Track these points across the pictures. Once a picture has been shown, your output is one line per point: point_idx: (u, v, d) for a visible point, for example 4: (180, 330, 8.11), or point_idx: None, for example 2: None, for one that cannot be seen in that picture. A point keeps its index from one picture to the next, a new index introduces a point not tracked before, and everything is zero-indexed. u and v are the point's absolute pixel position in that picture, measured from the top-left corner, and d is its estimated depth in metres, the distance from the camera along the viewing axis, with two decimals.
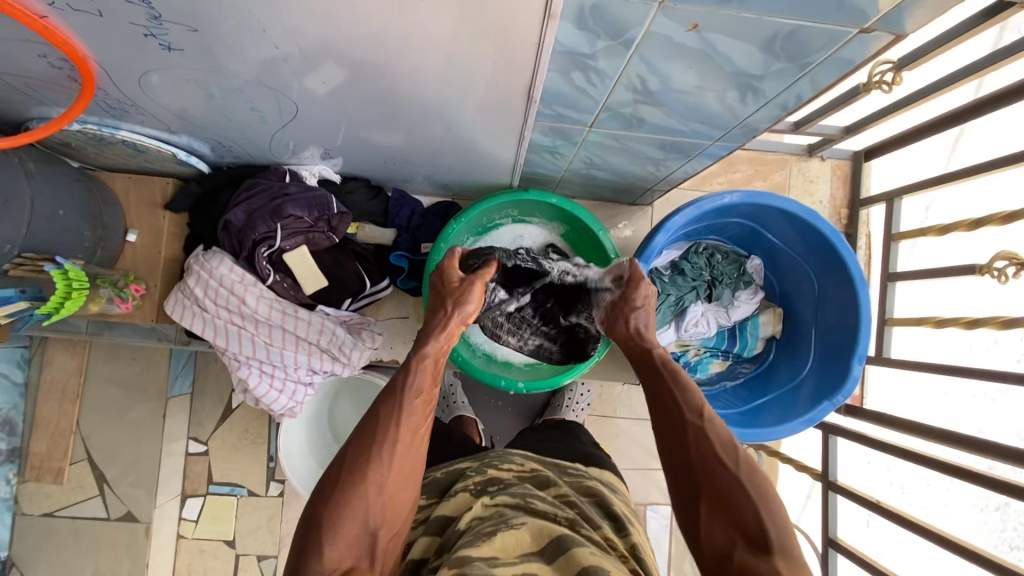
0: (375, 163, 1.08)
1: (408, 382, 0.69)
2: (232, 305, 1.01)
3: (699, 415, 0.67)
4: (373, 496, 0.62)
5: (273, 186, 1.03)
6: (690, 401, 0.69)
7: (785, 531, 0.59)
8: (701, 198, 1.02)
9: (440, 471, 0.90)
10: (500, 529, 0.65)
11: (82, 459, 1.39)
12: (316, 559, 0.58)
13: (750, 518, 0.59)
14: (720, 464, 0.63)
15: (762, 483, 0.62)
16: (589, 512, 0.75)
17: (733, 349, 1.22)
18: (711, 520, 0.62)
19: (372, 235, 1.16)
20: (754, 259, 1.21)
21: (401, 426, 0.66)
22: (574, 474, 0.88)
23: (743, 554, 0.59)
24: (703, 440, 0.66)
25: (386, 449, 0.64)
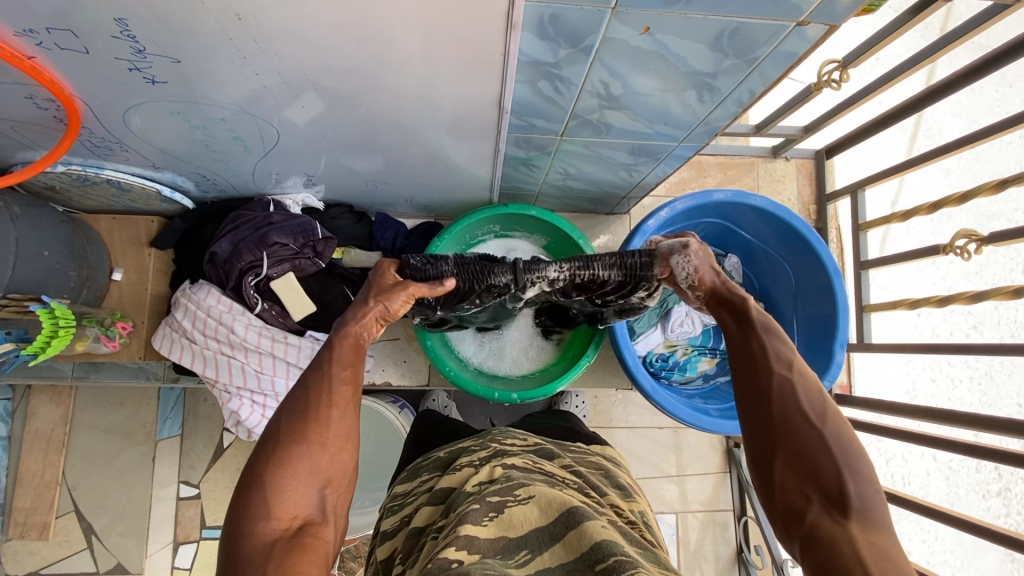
0: (357, 188, 1.11)
1: (333, 355, 0.66)
2: (221, 334, 1.02)
3: (788, 366, 0.60)
4: (317, 454, 0.59)
5: (257, 217, 1.06)
6: (769, 352, 0.62)
7: (872, 497, 0.52)
8: (673, 199, 1.06)
9: (441, 451, 0.96)
10: (508, 504, 0.67)
11: (69, 511, 1.35)
12: (260, 523, 0.54)
13: (830, 474, 0.53)
14: (806, 417, 0.57)
15: (849, 441, 0.55)
16: (593, 479, 0.84)
17: (720, 346, 1.24)
18: (786, 470, 0.55)
19: (358, 258, 1.17)
20: (732, 258, 1.24)
21: (335, 382, 0.63)
22: (581, 450, 0.99)
23: (817, 513, 0.52)
24: (787, 390, 0.59)
25: (324, 411, 0.61)
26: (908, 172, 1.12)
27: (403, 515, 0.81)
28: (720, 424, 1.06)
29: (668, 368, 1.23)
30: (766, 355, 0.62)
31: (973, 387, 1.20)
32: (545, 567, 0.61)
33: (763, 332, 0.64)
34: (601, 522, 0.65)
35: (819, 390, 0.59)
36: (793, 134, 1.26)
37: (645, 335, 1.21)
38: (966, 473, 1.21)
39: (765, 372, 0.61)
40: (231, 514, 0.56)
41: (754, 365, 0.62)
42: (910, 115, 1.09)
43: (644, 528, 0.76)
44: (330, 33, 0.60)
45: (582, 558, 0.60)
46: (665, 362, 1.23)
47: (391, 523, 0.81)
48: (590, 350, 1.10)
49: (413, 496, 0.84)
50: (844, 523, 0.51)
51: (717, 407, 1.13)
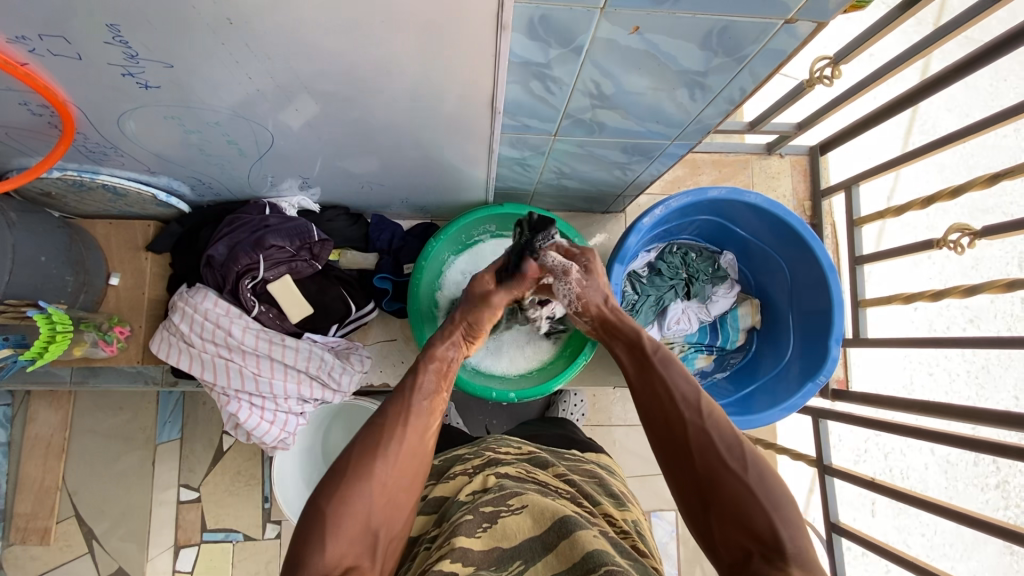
0: (353, 190, 1.11)
1: (417, 385, 0.78)
2: (219, 338, 1.02)
3: (699, 414, 0.72)
4: (377, 497, 0.66)
5: (253, 220, 1.06)
6: (685, 405, 0.73)
7: (799, 535, 0.61)
8: (668, 197, 1.06)
9: (438, 458, 0.98)
10: (502, 514, 0.69)
11: (70, 516, 1.35)
12: (319, 554, 0.60)
13: (763, 524, 0.62)
14: (725, 465, 0.67)
15: (770, 484, 0.65)
16: (586, 488, 0.85)
17: (716, 342, 1.24)
18: (722, 524, 0.64)
19: (354, 261, 1.18)
20: (727, 255, 1.25)
21: (408, 427, 0.73)
22: (574, 458, 1.00)
23: (759, 564, 0.60)
24: (704, 439, 0.70)
25: (390, 448, 0.69)
26: (902, 167, 1.13)
27: None
28: None
29: None
30: (684, 413, 0.73)
31: (971, 381, 1.21)
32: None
33: (664, 375, 0.78)
34: (593, 531, 0.65)
35: (729, 433, 0.70)
36: (787, 130, 1.26)
37: None
38: (963, 466, 1.22)
39: (687, 432, 0.71)
40: (292, 543, 0.62)
41: (679, 426, 0.72)
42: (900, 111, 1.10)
43: (637, 538, 0.76)
44: (321, 36, 0.60)
45: (574, 565, 0.60)
46: None
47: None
48: (587, 349, 1.10)
49: None
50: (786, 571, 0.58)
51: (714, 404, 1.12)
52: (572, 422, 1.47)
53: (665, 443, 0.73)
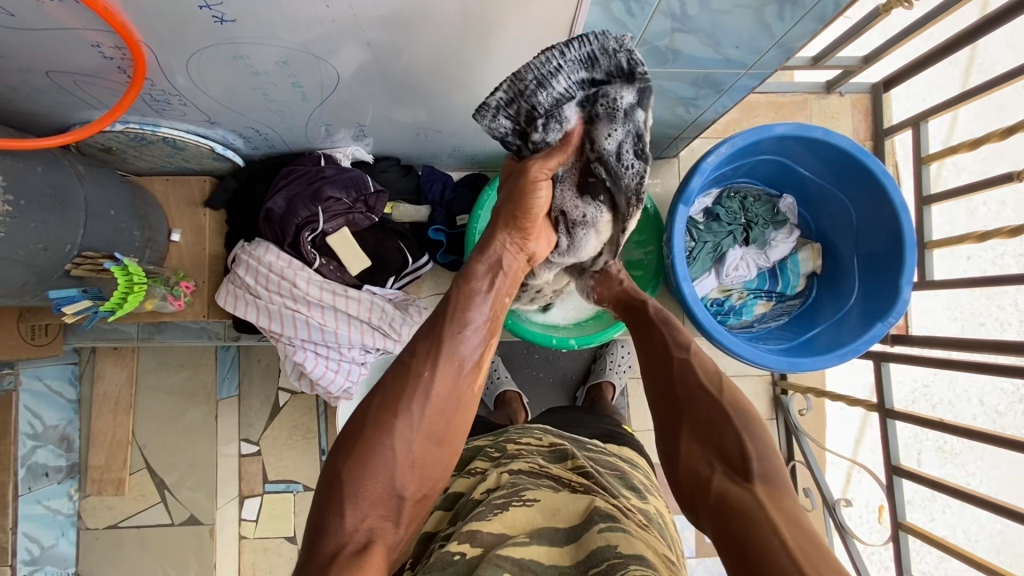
0: (406, 140, 1.10)
1: (453, 313, 0.70)
2: (284, 289, 1.03)
3: (687, 350, 0.75)
4: (401, 456, 0.63)
5: (310, 171, 1.06)
6: (668, 344, 0.77)
7: (769, 460, 0.63)
8: (732, 136, 1.03)
9: (459, 450, 0.96)
10: (512, 503, 0.67)
11: (141, 468, 1.40)
12: (338, 521, 0.59)
13: (733, 444, 0.64)
14: (704, 393, 0.69)
15: (744, 412, 0.67)
16: (612, 481, 0.79)
17: (776, 288, 1.20)
18: (693, 445, 0.67)
19: (407, 213, 1.17)
20: (787, 198, 1.21)
21: (437, 372, 0.67)
22: (595, 449, 0.91)
23: (722, 480, 0.62)
24: (688, 369, 0.73)
25: (415, 404, 0.65)
26: (964, 107, 1.07)
27: None
28: (770, 361, 1.01)
29: (724, 313, 1.19)
30: (669, 343, 0.77)
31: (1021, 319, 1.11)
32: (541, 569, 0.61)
33: (663, 327, 0.80)
34: (602, 524, 0.63)
35: (712, 368, 0.72)
36: (852, 65, 1.21)
37: (698, 280, 1.19)
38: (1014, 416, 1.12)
39: (669, 358, 0.75)
40: (314, 505, 0.62)
41: (662, 353, 0.76)
42: (961, 48, 1.03)
43: (657, 532, 0.71)
44: None
45: (578, 564, 0.61)
46: (720, 306, 1.18)
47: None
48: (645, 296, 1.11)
49: None
50: (750, 491, 0.60)
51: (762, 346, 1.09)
52: (621, 374, 1.47)
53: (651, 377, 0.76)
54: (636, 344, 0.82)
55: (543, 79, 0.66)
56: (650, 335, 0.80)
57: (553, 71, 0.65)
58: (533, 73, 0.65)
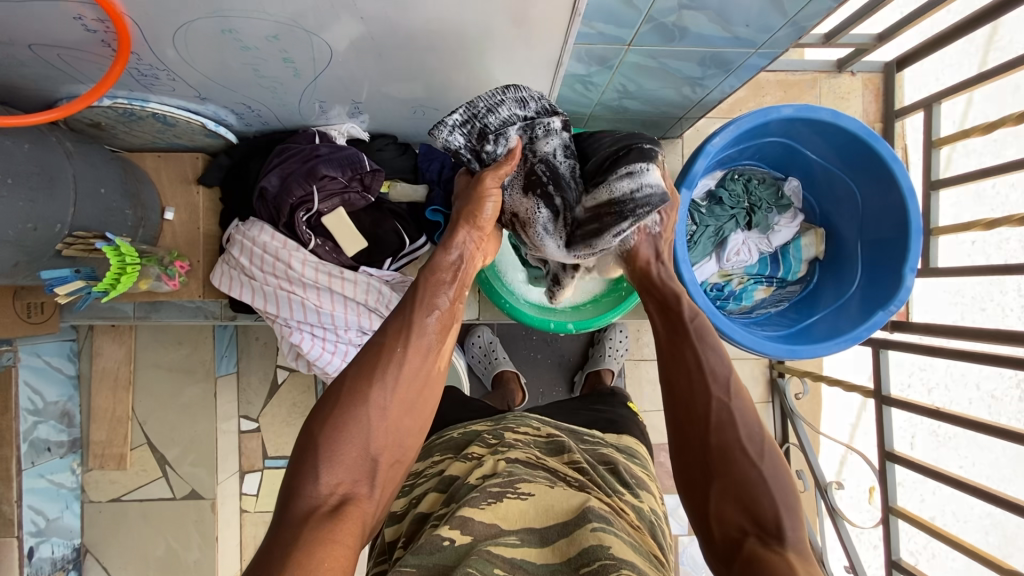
0: (402, 118, 1.07)
1: (419, 297, 0.69)
2: (279, 270, 1.02)
3: (726, 391, 0.67)
4: (375, 427, 0.63)
5: (304, 149, 1.03)
6: (703, 372, 0.68)
7: (799, 526, 0.61)
8: (738, 117, 1.00)
9: (456, 432, 0.94)
10: (506, 494, 0.68)
11: (142, 443, 1.41)
12: (313, 483, 0.59)
13: (768, 510, 0.61)
14: (742, 450, 0.64)
15: (780, 475, 0.63)
16: (608, 477, 0.79)
17: (777, 274, 1.18)
18: (725, 503, 0.63)
19: (404, 192, 1.13)
20: (791, 181, 1.19)
21: (408, 347, 0.66)
22: (591, 442, 0.90)
23: (753, 545, 0.60)
24: (725, 418, 0.66)
25: (390, 375, 0.65)
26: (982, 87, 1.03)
27: (410, 496, 0.80)
28: (769, 348, 1.00)
29: (724, 298, 1.17)
30: (704, 375, 0.68)
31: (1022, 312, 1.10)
32: (530, 560, 0.62)
33: (699, 347, 0.70)
34: (594, 523, 0.64)
35: (753, 422, 0.66)
36: (865, 43, 1.17)
37: (699, 265, 1.17)
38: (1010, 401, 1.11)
39: (706, 400, 0.66)
40: (289, 469, 0.61)
41: (695, 390, 0.68)
42: (977, 28, 0.99)
43: (647, 531, 0.72)
44: None
45: (569, 561, 0.61)
46: (720, 290, 1.17)
47: (401, 505, 0.79)
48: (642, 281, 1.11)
49: (424, 477, 0.83)
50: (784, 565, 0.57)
51: (761, 331, 1.09)
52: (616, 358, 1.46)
53: (678, 404, 0.69)
54: (661, 359, 0.73)
55: (492, 107, 0.77)
56: (683, 362, 0.70)
57: (499, 102, 0.77)
58: (484, 102, 0.76)
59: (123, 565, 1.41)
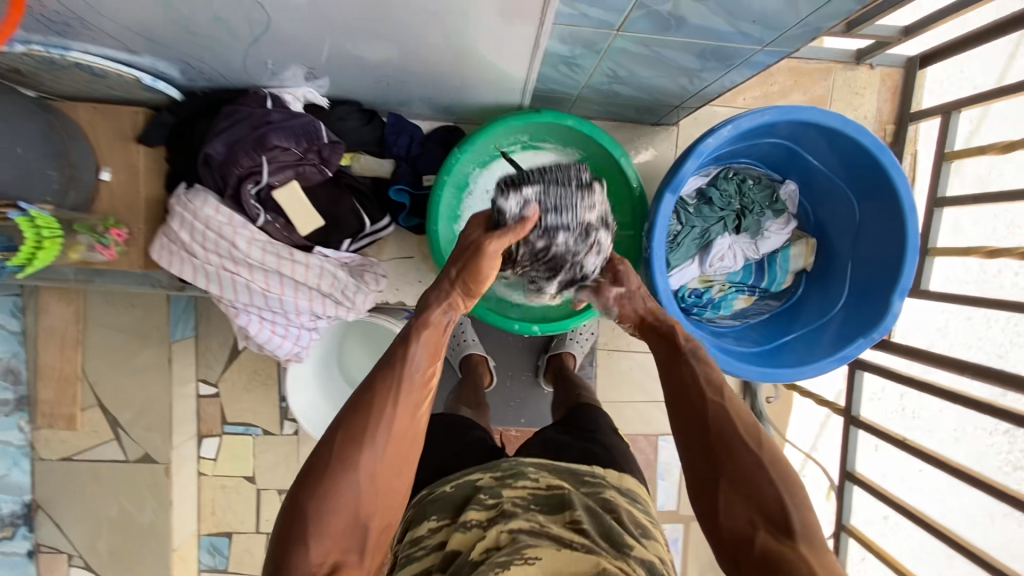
0: (367, 85, 0.96)
1: (409, 354, 0.68)
2: (222, 249, 0.93)
3: (722, 394, 0.72)
4: (365, 488, 0.62)
5: (253, 113, 0.93)
6: (695, 387, 0.74)
7: (808, 515, 0.64)
8: (737, 115, 0.90)
9: (447, 483, 0.78)
10: (514, 561, 0.59)
11: (93, 404, 1.37)
12: (303, 553, 0.59)
13: (774, 500, 0.64)
14: (742, 443, 0.68)
15: (782, 463, 0.67)
16: (611, 529, 0.66)
17: (761, 284, 1.11)
18: (731, 499, 0.66)
19: (369, 167, 1.05)
20: (789, 185, 1.10)
21: (398, 407, 0.65)
22: (592, 487, 0.74)
23: (764, 538, 0.63)
24: (722, 415, 0.71)
25: (379, 438, 0.64)
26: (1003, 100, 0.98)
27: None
28: (738, 369, 0.96)
29: (701, 305, 1.10)
30: (701, 383, 0.74)
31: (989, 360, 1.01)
32: None
33: (695, 362, 0.77)
34: None
35: (749, 419, 0.70)
36: (890, 36, 1.05)
37: (680, 268, 1.09)
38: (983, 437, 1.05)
39: (705, 403, 0.72)
40: (276, 531, 0.62)
41: (696, 403, 0.73)
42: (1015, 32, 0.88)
43: None
44: None
45: None
46: (698, 296, 1.10)
47: None
48: None
49: (419, 551, 0.68)
50: (793, 551, 0.61)
51: (732, 346, 1.04)
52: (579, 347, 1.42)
53: (682, 415, 0.74)
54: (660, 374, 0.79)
55: (559, 205, 0.76)
56: (681, 376, 0.76)
57: (578, 198, 0.77)
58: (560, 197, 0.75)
59: (75, 522, 1.40)
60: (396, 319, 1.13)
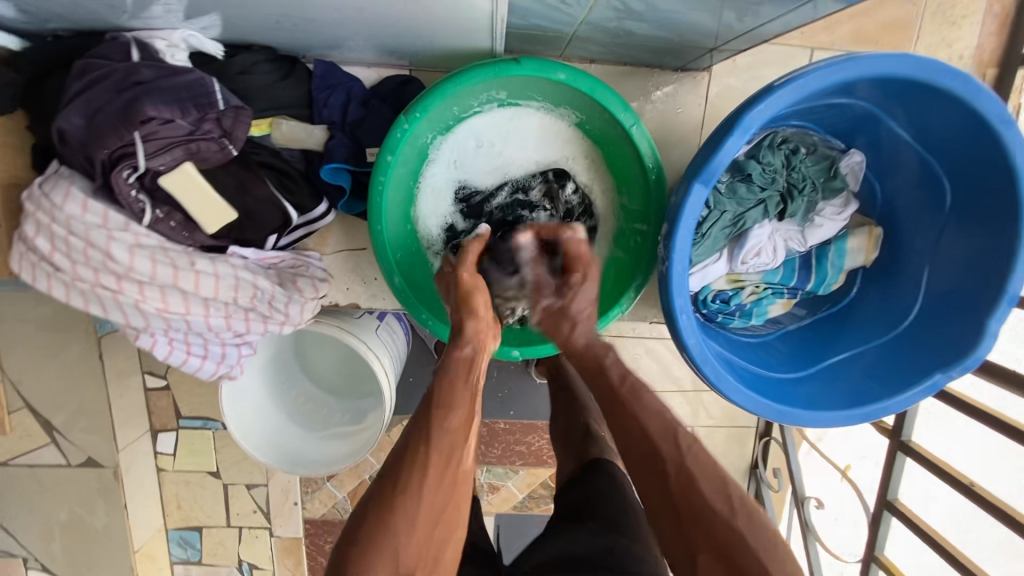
0: (273, 23, 0.68)
1: (437, 417, 0.64)
2: (93, 259, 0.70)
3: (676, 444, 0.64)
4: (399, 557, 0.56)
5: (117, 72, 0.66)
6: (663, 423, 0.66)
7: (787, 564, 0.56)
8: (804, 71, 0.63)
9: None
10: None
11: (22, 406, 1.21)
12: None
13: (751, 563, 0.56)
14: (700, 488, 0.61)
15: (749, 507, 0.60)
16: None
17: (806, 286, 0.87)
18: (704, 561, 0.58)
19: (293, 137, 0.79)
20: (855, 155, 0.83)
21: (429, 465, 0.61)
22: None
23: None
24: (683, 472, 0.62)
25: (414, 494, 0.59)
26: None
27: None
28: (779, 414, 0.74)
29: (728, 313, 0.88)
30: (646, 436, 0.65)
31: None
32: None
33: (639, 406, 0.68)
34: None
35: (708, 464, 0.62)
36: None
37: (702, 263, 0.85)
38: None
39: (658, 457, 0.64)
40: None
41: (647, 460, 0.64)
42: None
43: None
44: None
45: None
46: (724, 303, 0.87)
47: None
48: (625, 299, 0.78)
49: None
50: None
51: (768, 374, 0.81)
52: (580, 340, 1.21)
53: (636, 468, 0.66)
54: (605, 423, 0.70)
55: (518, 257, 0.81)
56: (629, 425, 0.67)
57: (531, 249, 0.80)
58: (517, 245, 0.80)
59: (26, 524, 1.30)
60: (348, 323, 0.91)
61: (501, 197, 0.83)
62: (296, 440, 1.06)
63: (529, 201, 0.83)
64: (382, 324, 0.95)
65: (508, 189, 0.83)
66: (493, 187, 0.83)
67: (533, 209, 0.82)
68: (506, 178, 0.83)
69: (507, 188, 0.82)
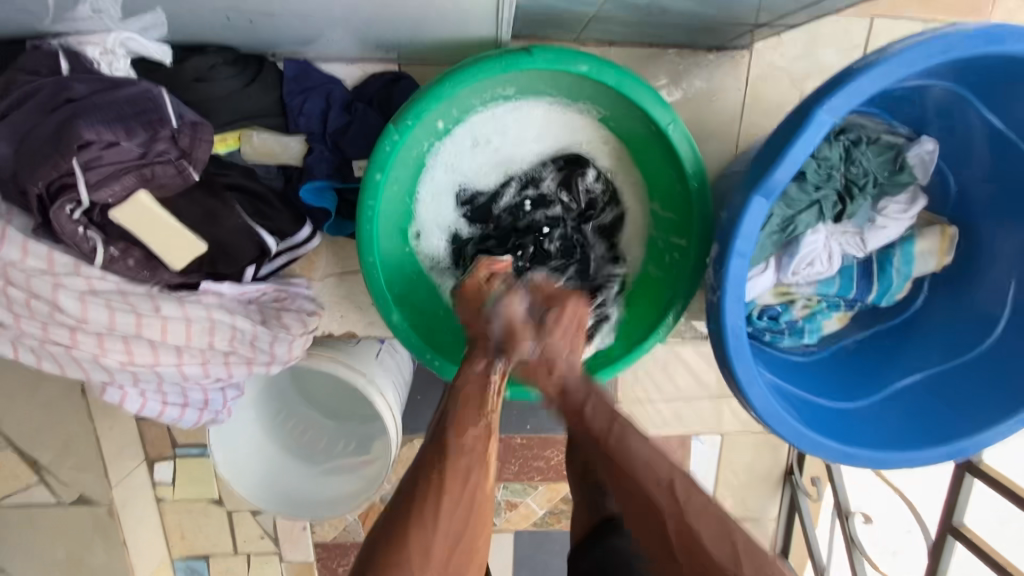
0: (232, 20, 0.56)
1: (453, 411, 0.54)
2: (38, 312, 0.61)
3: (674, 496, 0.50)
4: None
5: (46, 88, 0.55)
6: (653, 469, 0.51)
7: None
8: (887, 48, 0.50)
9: None
10: None
11: (4, 446, 1.13)
12: None
13: None
14: (710, 548, 0.47)
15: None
16: None
17: (866, 298, 0.76)
18: None
19: (266, 151, 0.68)
20: (926, 143, 0.70)
21: (444, 476, 0.50)
22: None
23: None
24: (687, 533, 0.48)
25: (428, 512, 0.49)
26: None
27: None
28: (849, 456, 0.63)
29: (777, 331, 0.77)
30: (654, 492, 0.50)
31: None
32: None
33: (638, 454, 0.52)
34: None
35: (718, 525, 0.48)
36: None
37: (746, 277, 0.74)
38: None
39: (661, 519, 0.50)
40: None
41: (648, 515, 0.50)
42: None
43: None
44: None
45: None
46: (774, 320, 0.76)
47: None
48: (662, 325, 0.67)
49: None
50: None
51: (828, 405, 0.70)
52: None
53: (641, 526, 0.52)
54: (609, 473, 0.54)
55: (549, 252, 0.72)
56: (630, 486, 0.51)
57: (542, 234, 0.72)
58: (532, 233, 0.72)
59: (22, 565, 1.24)
60: (344, 353, 0.79)
61: (508, 196, 0.71)
62: (291, 477, 0.93)
63: (539, 193, 0.71)
64: (385, 343, 0.84)
65: (514, 186, 0.71)
66: (496, 184, 0.71)
67: (548, 205, 0.72)
68: (509, 174, 0.70)
69: (513, 185, 0.71)
